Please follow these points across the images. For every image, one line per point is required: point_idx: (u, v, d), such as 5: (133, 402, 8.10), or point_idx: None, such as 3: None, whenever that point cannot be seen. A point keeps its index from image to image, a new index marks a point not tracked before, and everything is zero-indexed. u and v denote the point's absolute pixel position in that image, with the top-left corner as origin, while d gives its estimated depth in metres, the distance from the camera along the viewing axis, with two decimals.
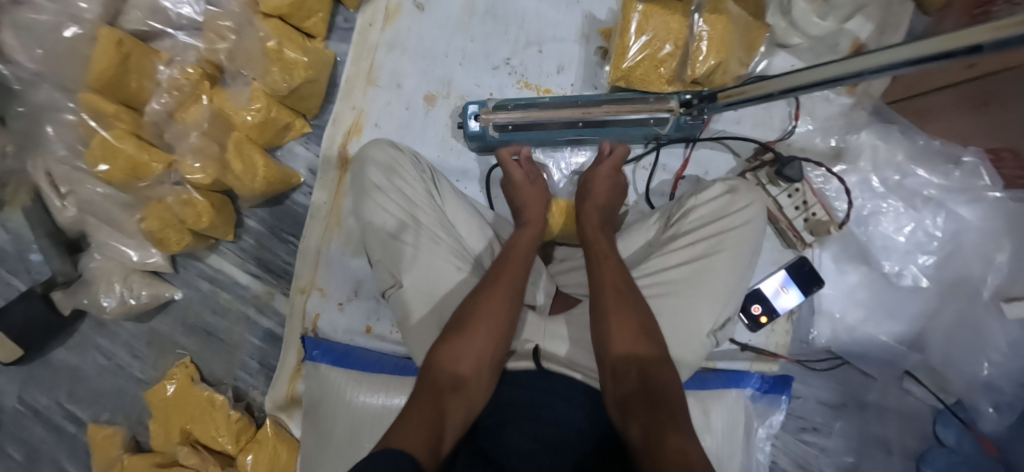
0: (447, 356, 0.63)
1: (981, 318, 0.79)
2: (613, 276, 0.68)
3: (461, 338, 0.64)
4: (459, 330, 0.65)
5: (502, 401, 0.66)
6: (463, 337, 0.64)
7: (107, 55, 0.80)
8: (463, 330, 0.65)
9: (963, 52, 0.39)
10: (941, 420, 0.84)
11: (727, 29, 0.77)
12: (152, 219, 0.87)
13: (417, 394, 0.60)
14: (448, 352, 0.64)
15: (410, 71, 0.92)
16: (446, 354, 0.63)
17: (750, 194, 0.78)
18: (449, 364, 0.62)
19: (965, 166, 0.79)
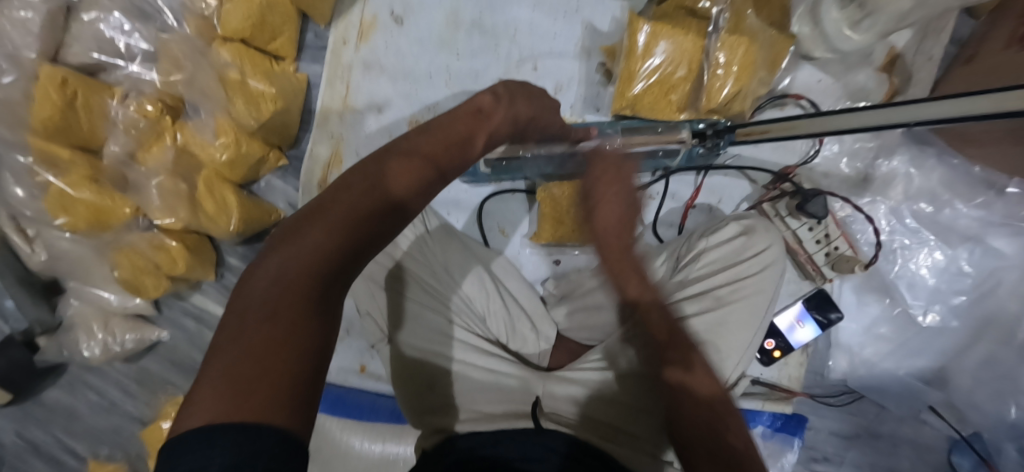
0: (308, 230, 0.39)
1: (1012, 363, 0.75)
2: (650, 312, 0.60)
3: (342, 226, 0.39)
4: (342, 198, 0.41)
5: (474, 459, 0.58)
6: (347, 208, 0.40)
7: (51, 99, 0.72)
8: (349, 202, 0.40)
9: None
10: (956, 450, 0.79)
11: (749, 52, 0.67)
12: (124, 267, 0.81)
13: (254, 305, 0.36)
14: (311, 228, 0.39)
15: (391, 95, 0.84)
16: (311, 231, 0.39)
17: (768, 235, 0.71)
18: (310, 240, 0.38)
19: (1009, 196, 0.74)
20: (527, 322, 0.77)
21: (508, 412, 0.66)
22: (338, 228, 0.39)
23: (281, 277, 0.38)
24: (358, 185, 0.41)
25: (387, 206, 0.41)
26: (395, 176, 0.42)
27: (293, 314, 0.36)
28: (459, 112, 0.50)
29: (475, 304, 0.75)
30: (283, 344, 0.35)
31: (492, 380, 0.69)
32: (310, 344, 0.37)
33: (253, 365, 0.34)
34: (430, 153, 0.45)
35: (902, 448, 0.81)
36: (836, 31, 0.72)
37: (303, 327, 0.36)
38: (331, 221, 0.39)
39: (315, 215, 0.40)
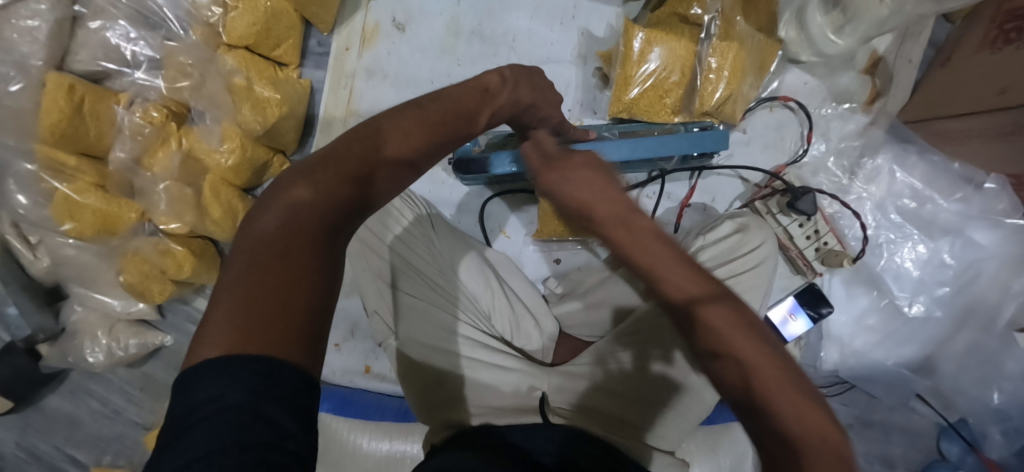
0: (300, 184, 0.38)
1: (993, 350, 0.78)
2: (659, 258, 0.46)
3: (350, 174, 0.40)
4: (340, 156, 0.40)
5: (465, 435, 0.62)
6: (346, 168, 0.40)
7: (59, 106, 0.72)
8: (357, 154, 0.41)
9: None
10: (945, 437, 0.81)
11: (739, 57, 0.70)
12: (132, 271, 0.82)
13: (263, 244, 0.36)
14: (306, 182, 0.38)
15: (392, 100, 0.86)
16: (308, 184, 0.38)
17: (761, 232, 0.74)
18: (308, 194, 0.38)
19: (986, 191, 0.77)
20: (532, 320, 0.79)
21: (518, 403, 0.68)
22: (339, 187, 0.39)
23: (290, 219, 0.37)
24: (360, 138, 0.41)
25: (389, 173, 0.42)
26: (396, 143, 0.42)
27: (297, 262, 0.36)
28: (460, 86, 0.50)
29: (482, 303, 0.78)
30: (291, 286, 0.35)
31: (500, 375, 0.71)
32: (316, 287, 0.37)
33: (263, 301, 0.34)
34: (433, 121, 0.45)
35: (896, 436, 0.84)
36: (820, 34, 0.75)
37: (310, 272, 0.37)
38: (329, 179, 0.39)
39: (311, 169, 0.39)
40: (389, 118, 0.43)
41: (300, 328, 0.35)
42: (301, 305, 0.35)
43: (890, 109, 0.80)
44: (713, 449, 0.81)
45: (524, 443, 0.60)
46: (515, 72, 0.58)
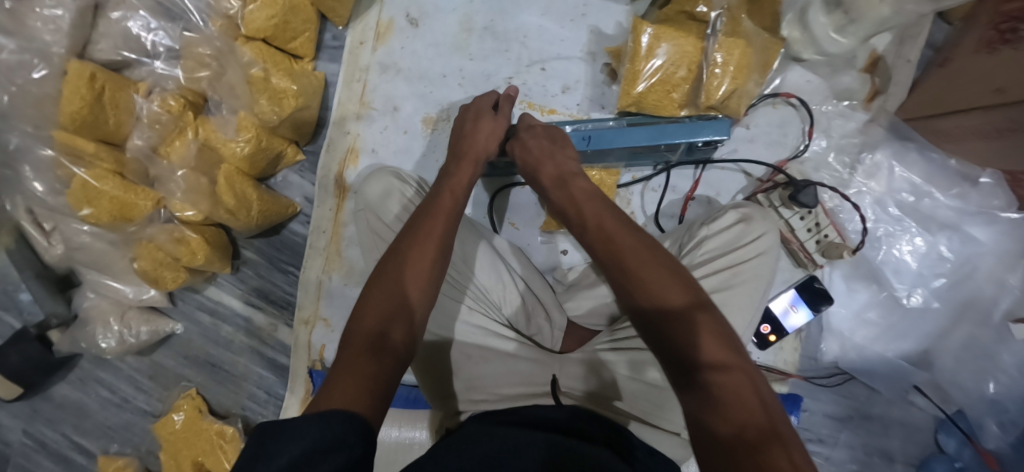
0: (364, 318, 0.53)
1: (990, 342, 0.80)
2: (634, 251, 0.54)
3: (383, 290, 0.55)
4: (391, 287, 0.55)
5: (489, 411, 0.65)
6: (388, 293, 0.55)
7: (80, 95, 0.74)
8: (386, 289, 0.55)
9: None
10: (943, 429, 0.83)
11: (744, 54, 0.73)
12: (145, 260, 0.84)
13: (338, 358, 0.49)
14: (370, 312, 0.53)
15: (405, 93, 0.88)
16: (367, 310, 0.53)
17: (764, 222, 0.75)
18: (372, 323, 0.52)
19: (982, 187, 0.79)
20: (543, 312, 0.80)
21: (529, 390, 0.70)
22: (381, 309, 0.53)
23: (351, 343, 0.51)
24: (391, 268, 0.57)
25: (420, 286, 0.56)
26: (420, 263, 0.57)
27: (354, 357, 0.48)
28: (441, 193, 0.65)
29: (491, 294, 0.79)
30: (354, 368, 0.47)
31: (511, 363, 0.72)
32: (372, 368, 0.48)
33: (337, 380, 0.46)
34: (443, 229, 0.60)
35: (893, 429, 0.86)
36: (823, 34, 0.78)
37: (360, 361, 0.48)
38: (382, 309, 0.53)
39: (368, 305, 0.54)
40: (412, 246, 0.58)
41: (360, 391, 0.45)
42: (359, 377, 0.46)
43: (890, 107, 0.82)
44: None
45: (541, 411, 0.63)
46: (465, 160, 0.69)
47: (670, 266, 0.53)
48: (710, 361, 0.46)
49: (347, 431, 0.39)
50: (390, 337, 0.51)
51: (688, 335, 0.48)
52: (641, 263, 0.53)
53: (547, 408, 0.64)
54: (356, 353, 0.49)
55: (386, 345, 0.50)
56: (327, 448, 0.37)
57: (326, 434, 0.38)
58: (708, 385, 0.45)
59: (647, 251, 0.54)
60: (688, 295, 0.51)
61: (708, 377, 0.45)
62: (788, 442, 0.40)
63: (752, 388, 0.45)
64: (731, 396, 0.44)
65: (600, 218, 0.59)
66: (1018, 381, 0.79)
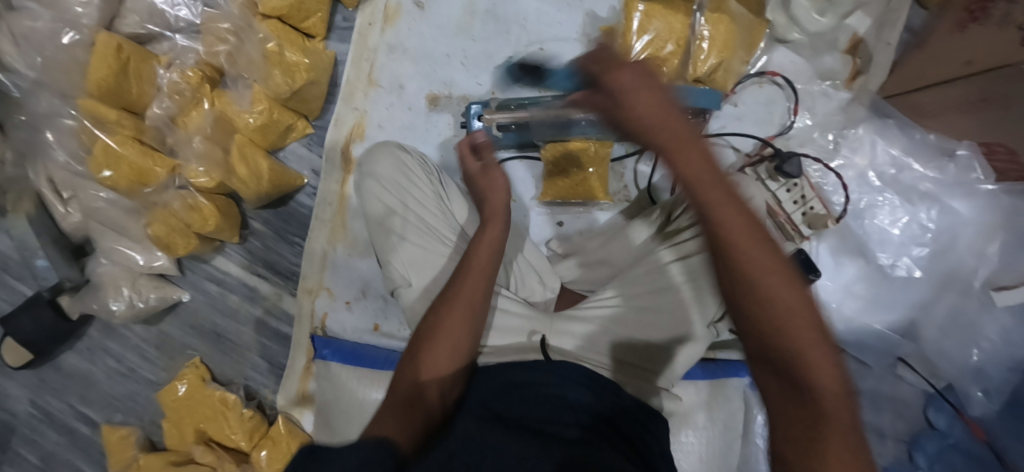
0: (407, 374, 0.64)
1: (975, 313, 0.82)
2: (764, 262, 0.42)
3: (422, 351, 0.65)
4: (432, 350, 0.65)
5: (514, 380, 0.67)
6: (418, 364, 0.64)
7: (107, 62, 0.79)
8: (424, 351, 0.65)
9: None
10: (932, 405, 0.85)
11: (729, 30, 0.77)
12: (159, 225, 0.88)
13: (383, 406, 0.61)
14: (409, 366, 0.64)
15: (411, 72, 0.93)
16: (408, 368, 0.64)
17: (751, 189, 0.78)
18: (410, 376, 0.63)
19: (959, 159, 0.82)
20: (536, 275, 0.84)
21: (520, 343, 0.75)
22: (417, 368, 0.64)
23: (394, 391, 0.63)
24: (432, 328, 0.66)
25: (444, 359, 0.65)
26: (445, 336, 0.65)
27: (392, 408, 0.60)
28: (477, 247, 0.70)
29: None
30: (390, 416, 0.59)
31: (505, 320, 0.76)
32: (403, 418, 0.59)
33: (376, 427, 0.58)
34: (474, 289, 0.68)
35: (882, 404, 0.88)
36: (805, 16, 0.83)
37: (396, 413, 0.59)
38: (420, 365, 0.64)
39: (408, 362, 0.65)
40: (446, 310, 0.67)
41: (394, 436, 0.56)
42: (394, 427, 0.57)
43: (870, 87, 0.86)
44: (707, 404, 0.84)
45: (569, 399, 0.65)
46: (492, 217, 0.72)
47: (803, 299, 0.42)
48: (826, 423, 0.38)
49: (379, 452, 0.50)
50: (425, 397, 0.62)
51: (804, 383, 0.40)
52: (778, 294, 0.42)
53: (569, 395, 0.65)
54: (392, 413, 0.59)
55: (419, 402, 0.61)
56: (363, 465, 0.47)
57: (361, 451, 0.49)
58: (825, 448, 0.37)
59: (783, 273, 0.42)
60: (823, 344, 0.41)
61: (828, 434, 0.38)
62: None
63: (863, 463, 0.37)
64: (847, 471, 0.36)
65: (736, 223, 0.42)
66: (1002, 349, 0.81)
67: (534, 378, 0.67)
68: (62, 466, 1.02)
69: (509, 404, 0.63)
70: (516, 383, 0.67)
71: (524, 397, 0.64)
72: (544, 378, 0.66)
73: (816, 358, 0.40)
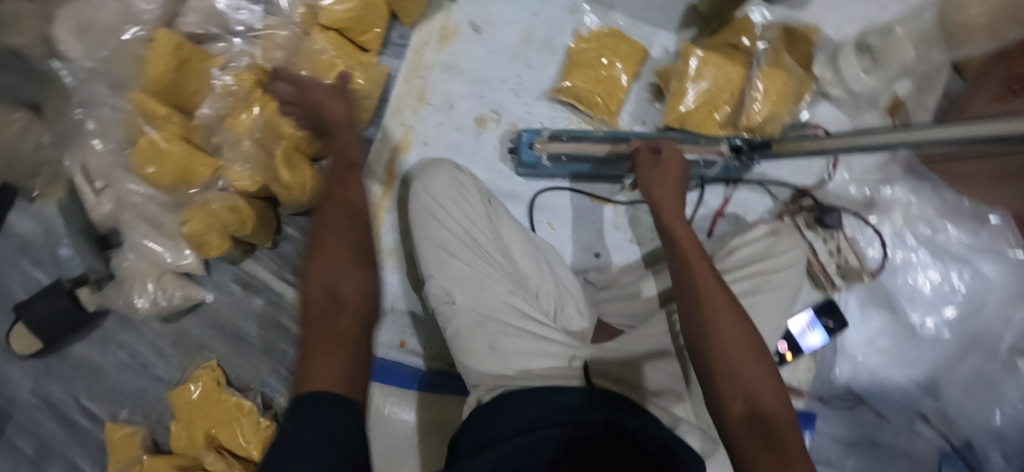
0: (311, 283, 0.59)
1: (996, 375, 0.84)
2: (710, 284, 0.62)
3: (318, 260, 0.61)
4: (325, 252, 0.61)
5: (556, 406, 0.68)
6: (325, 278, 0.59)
7: (165, 61, 0.79)
8: (323, 255, 0.61)
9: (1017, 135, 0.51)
10: (947, 464, 0.86)
11: (785, 83, 0.80)
12: (196, 222, 0.85)
13: (307, 336, 0.55)
14: (316, 275, 0.59)
15: (463, 93, 0.94)
16: (313, 278, 0.59)
17: (793, 237, 0.81)
18: (319, 285, 0.59)
19: (992, 227, 0.85)
20: (574, 304, 0.85)
21: (562, 370, 0.75)
22: (325, 278, 0.59)
23: (309, 306, 0.57)
24: (326, 239, 0.62)
25: (333, 257, 0.61)
26: (336, 245, 0.62)
27: (317, 328, 0.55)
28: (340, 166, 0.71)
29: (533, 283, 0.84)
30: (320, 340, 0.54)
31: (547, 345, 0.77)
32: (329, 329, 0.55)
33: (319, 351, 0.53)
34: (343, 197, 0.67)
35: (898, 459, 0.88)
36: (852, 75, 0.85)
37: (326, 331, 0.55)
38: (324, 268, 0.60)
39: (314, 275, 0.60)
40: (326, 221, 0.64)
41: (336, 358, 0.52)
42: (317, 341, 0.54)
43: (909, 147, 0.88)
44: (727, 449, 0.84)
45: (603, 420, 0.66)
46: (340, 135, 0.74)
47: (750, 332, 0.61)
48: (762, 403, 0.56)
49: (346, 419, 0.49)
50: (347, 302, 0.57)
51: (731, 365, 0.58)
52: (731, 327, 0.60)
53: (592, 417, 0.66)
54: (319, 332, 0.55)
55: (339, 293, 0.58)
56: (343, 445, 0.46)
57: (331, 448, 0.45)
58: (736, 404, 0.56)
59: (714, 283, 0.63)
60: (764, 371, 0.58)
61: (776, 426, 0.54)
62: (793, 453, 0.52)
63: (760, 399, 0.56)
64: (767, 408, 0.56)
65: (707, 280, 0.63)
66: (1023, 414, 0.83)
67: (551, 403, 0.68)
68: (57, 462, 0.98)
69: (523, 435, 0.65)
70: (533, 411, 0.68)
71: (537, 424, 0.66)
72: (584, 405, 0.68)
73: (756, 371, 0.58)
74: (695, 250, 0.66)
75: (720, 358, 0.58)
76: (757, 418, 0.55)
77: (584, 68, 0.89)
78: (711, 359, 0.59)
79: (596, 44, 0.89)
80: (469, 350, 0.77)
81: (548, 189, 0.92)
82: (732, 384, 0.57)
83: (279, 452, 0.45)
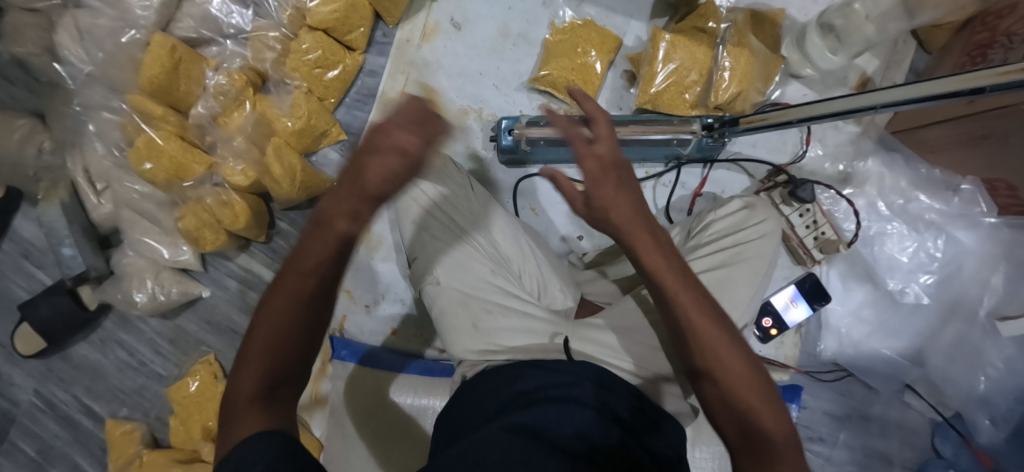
0: (245, 368, 0.49)
1: (978, 340, 0.84)
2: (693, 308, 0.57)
3: (251, 337, 0.49)
4: (261, 336, 0.49)
5: (537, 383, 0.69)
6: (260, 361, 0.48)
7: (160, 62, 0.83)
8: (260, 340, 0.49)
9: (968, 93, 0.50)
10: (939, 433, 0.89)
11: (750, 62, 0.83)
12: (190, 218, 0.89)
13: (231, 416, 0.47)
14: (250, 362, 0.49)
15: (444, 86, 0.98)
16: (246, 370, 0.49)
17: (766, 210, 0.83)
18: (252, 371, 0.48)
19: (963, 193, 0.86)
20: (557, 283, 0.87)
21: (542, 345, 0.77)
22: (261, 365, 0.48)
23: (235, 388, 0.48)
24: (263, 321, 0.49)
25: (262, 337, 0.49)
26: (287, 333, 0.49)
27: (243, 411, 0.47)
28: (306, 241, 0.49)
29: (514, 262, 0.85)
30: (250, 417, 0.47)
31: (528, 322, 0.79)
32: (263, 410, 0.47)
33: (249, 426, 0.46)
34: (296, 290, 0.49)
35: (891, 431, 0.92)
36: (818, 53, 0.88)
37: (260, 412, 0.47)
38: (260, 358, 0.48)
39: (249, 355, 0.49)
40: (266, 302, 0.50)
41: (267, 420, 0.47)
42: (245, 423, 0.46)
43: (878, 122, 0.92)
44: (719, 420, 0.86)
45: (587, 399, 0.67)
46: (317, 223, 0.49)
47: (740, 347, 0.57)
48: (762, 423, 0.54)
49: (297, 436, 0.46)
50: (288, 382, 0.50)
51: (722, 389, 0.56)
52: (731, 363, 0.56)
53: (580, 392, 0.67)
54: (246, 409, 0.47)
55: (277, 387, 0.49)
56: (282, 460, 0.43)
57: (276, 462, 0.42)
58: (730, 427, 0.55)
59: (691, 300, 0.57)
60: (761, 389, 0.56)
61: (778, 451, 0.52)
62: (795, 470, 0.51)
63: (762, 419, 0.54)
64: (769, 428, 0.54)
65: (691, 308, 0.57)
66: (1009, 378, 0.82)
67: (552, 381, 0.68)
68: (60, 460, 1.01)
69: (525, 411, 0.64)
70: (532, 387, 0.68)
71: (533, 401, 0.66)
72: (568, 381, 0.69)
73: (750, 391, 0.55)
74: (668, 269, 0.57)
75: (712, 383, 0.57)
76: (752, 440, 0.53)
77: (561, 57, 0.92)
78: (710, 390, 0.57)
79: (575, 33, 0.92)
80: (453, 329, 0.80)
81: (529, 175, 0.96)
82: (725, 406, 0.56)
83: None
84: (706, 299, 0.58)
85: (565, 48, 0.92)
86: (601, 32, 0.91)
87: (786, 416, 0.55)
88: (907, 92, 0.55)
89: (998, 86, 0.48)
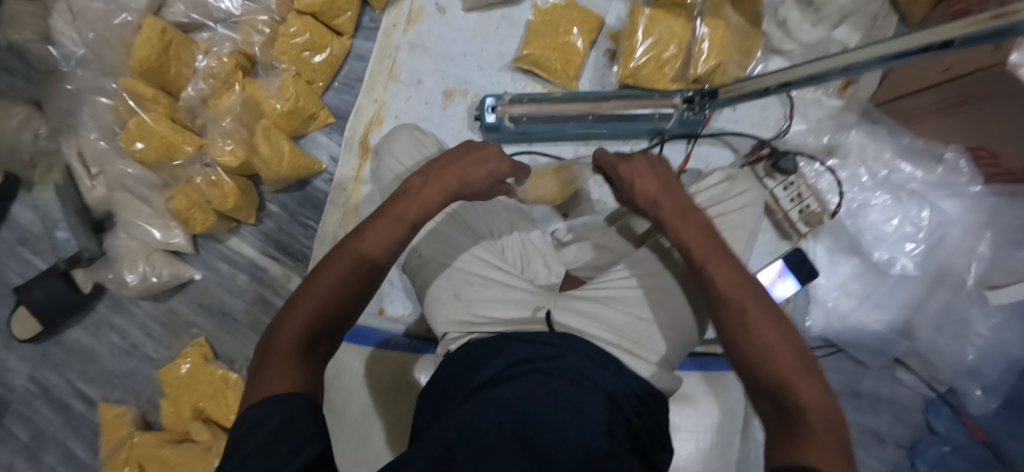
0: (294, 311, 0.51)
1: (966, 308, 0.83)
2: (724, 274, 0.57)
3: (314, 281, 0.52)
4: (320, 286, 0.51)
5: (522, 355, 0.68)
6: (313, 302, 0.51)
7: (150, 44, 0.85)
8: (323, 285, 0.52)
9: (937, 47, 0.48)
10: (932, 409, 0.88)
11: (726, 34, 0.84)
12: (180, 198, 0.90)
13: (267, 359, 0.49)
14: (305, 305, 0.51)
15: (430, 69, 1.00)
16: (294, 314, 0.50)
17: (748, 182, 0.83)
18: (301, 316, 0.50)
19: (947, 162, 0.86)
20: (541, 259, 0.87)
21: (524, 317, 0.76)
22: (312, 316, 0.50)
23: (283, 332, 0.50)
24: (332, 267, 0.53)
25: (326, 285, 0.52)
26: (345, 286, 0.52)
27: (278, 357, 0.49)
28: (397, 200, 0.58)
29: (498, 237, 0.87)
30: (287, 366, 0.48)
31: (511, 293, 0.78)
32: (301, 362, 0.49)
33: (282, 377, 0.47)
34: (375, 251, 0.54)
35: (881, 407, 0.90)
36: (797, 26, 0.89)
37: (292, 366, 0.48)
38: (317, 304, 0.51)
39: (303, 300, 0.51)
40: (332, 255, 0.54)
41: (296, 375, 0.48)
42: (280, 366, 0.48)
43: (860, 95, 0.92)
44: (709, 392, 0.87)
45: (579, 371, 0.66)
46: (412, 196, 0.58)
47: (778, 319, 0.55)
48: (791, 388, 0.50)
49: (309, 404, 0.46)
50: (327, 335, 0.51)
51: (749, 352, 0.53)
52: (764, 330, 0.53)
53: (570, 362, 0.67)
54: (284, 360, 0.48)
55: (317, 342, 0.50)
56: (283, 429, 0.44)
57: (279, 431, 0.43)
58: (762, 396, 0.52)
59: (721, 265, 0.58)
60: (799, 358, 0.52)
61: (811, 420, 0.48)
62: (821, 439, 0.46)
63: (794, 384, 0.50)
64: (802, 395, 0.50)
65: (719, 273, 0.58)
66: (997, 346, 0.82)
67: (537, 353, 0.67)
68: (52, 444, 1.01)
69: (510, 380, 0.63)
70: (520, 358, 0.67)
71: (522, 371, 0.65)
72: (555, 352, 0.68)
73: (782, 356, 0.52)
74: (699, 241, 0.61)
75: (741, 350, 0.54)
76: (783, 409, 0.50)
77: (544, 37, 0.93)
78: (738, 357, 0.54)
79: (558, 12, 0.92)
80: (434, 300, 0.80)
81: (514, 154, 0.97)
82: (755, 372, 0.53)
83: (247, 441, 0.44)
84: (738, 267, 0.59)
85: (547, 27, 0.93)
86: (581, 10, 0.93)
87: (828, 392, 0.51)
88: (885, 48, 0.52)
89: (968, 38, 0.45)
